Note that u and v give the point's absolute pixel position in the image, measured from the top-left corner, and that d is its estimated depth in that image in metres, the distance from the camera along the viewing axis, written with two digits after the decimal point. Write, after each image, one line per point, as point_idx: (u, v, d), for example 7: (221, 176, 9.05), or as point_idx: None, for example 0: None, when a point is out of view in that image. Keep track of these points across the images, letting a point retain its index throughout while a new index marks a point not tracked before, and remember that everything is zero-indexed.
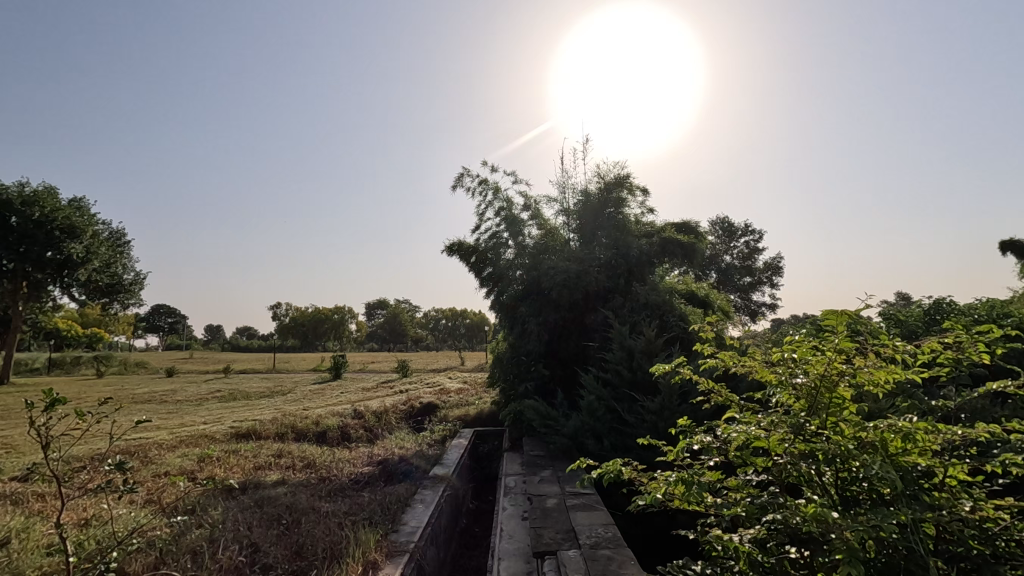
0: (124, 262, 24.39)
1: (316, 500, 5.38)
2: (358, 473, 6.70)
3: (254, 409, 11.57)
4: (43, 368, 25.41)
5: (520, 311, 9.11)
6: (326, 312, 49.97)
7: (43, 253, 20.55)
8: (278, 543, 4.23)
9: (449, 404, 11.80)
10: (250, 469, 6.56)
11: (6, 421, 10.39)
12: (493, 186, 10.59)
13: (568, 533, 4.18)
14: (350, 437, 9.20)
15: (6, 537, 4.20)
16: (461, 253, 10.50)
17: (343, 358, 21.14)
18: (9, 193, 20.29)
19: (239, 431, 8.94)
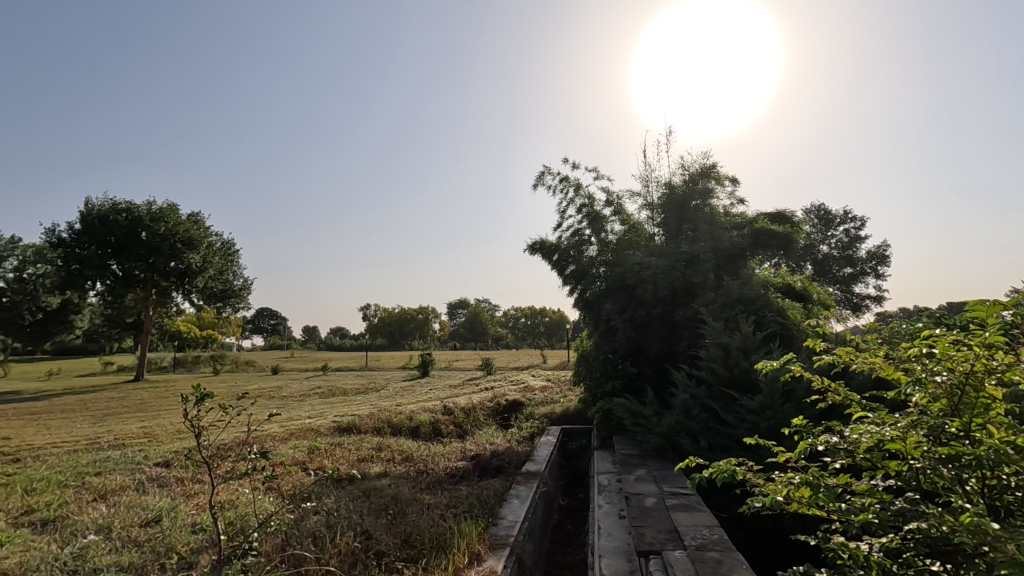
0: (234, 270, 26.60)
1: (418, 492, 5.63)
2: (452, 468, 6.94)
3: (352, 405, 12.28)
4: (170, 366, 28.33)
5: (604, 308, 9.00)
6: (410, 312, 52.18)
7: (168, 263, 22.91)
8: (388, 531, 4.47)
9: (534, 402, 11.87)
10: (355, 461, 7.00)
11: (146, 414, 11.68)
12: (574, 182, 10.52)
13: (671, 534, 4.09)
14: (441, 432, 9.54)
15: (159, 515, 4.76)
16: (543, 252, 10.50)
17: (430, 356, 21.89)
18: (141, 211, 22.79)
19: (341, 425, 9.53)
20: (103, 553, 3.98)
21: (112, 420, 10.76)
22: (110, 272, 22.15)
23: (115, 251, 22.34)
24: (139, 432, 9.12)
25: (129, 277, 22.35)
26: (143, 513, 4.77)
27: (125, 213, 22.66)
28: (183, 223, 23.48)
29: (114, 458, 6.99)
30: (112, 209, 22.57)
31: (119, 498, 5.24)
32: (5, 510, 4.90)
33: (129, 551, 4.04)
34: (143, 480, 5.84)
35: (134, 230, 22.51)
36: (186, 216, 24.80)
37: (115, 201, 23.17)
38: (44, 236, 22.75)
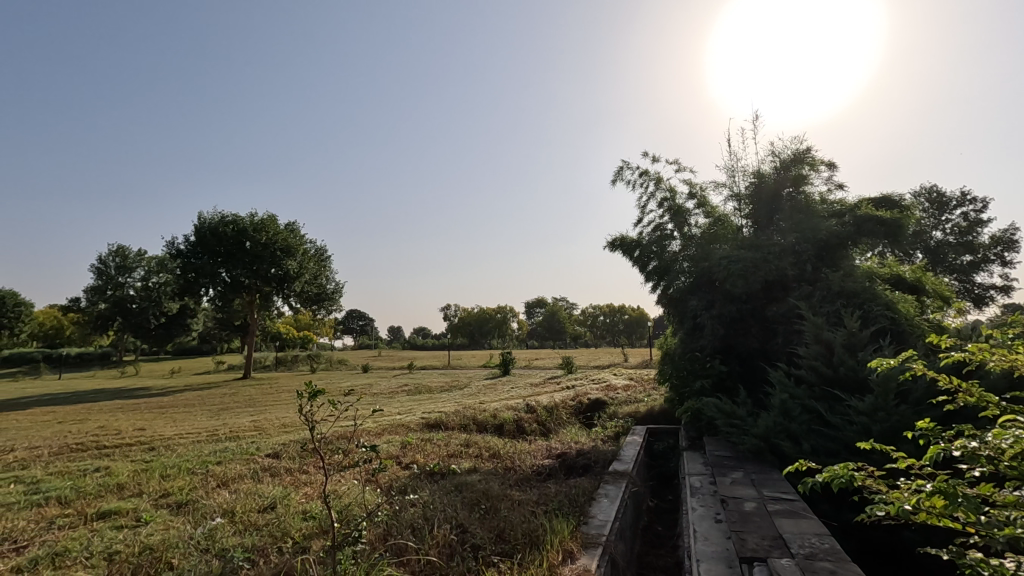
0: (327, 275, 28.32)
1: (508, 488, 5.73)
2: (539, 465, 6.99)
3: (438, 402, 12.69)
4: (273, 365, 30.64)
5: (690, 304, 8.69)
6: (489, 311, 53.34)
7: (269, 269, 24.82)
8: (482, 526, 4.58)
9: (618, 401, 11.67)
10: (445, 456, 7.25)
11: (255, 409, 12.71)
12: (654, 176, 10.25)
13: (776, 541, 3.88)
14: (525, 430, 9.65)
15: (274, 501, 5.18)
16: (624, 248, 10.32)
17: (511, 355, 22.19)
18: (245, 222, 24.84)
19: (430, 422, 9.88)
20: (229, 535, 4.39)
21: (228, 414, 11.83)
22: (221, 279, 24.35)
23: (225, 259, 24.46)
24: (251, 425, 9.96)
25: (237, 283, 24.42)
26: (260, 500, 5.21)
27: (232, 224, 24.77)
28: (281, 233, 25.33)
29: (232, 448, 7.69)
30: (221, 222, 24.73)
31: (239, 485, 5.75)
32: (148, 493, 5.53)
33: (250, 533, 4.42)
34: (257, 470, 6.37)
35: (240, 240, 24.56)
36: (284, 226, 26.69)
37: (223, 214, 25.36)
38: (166, 248, 25.35)
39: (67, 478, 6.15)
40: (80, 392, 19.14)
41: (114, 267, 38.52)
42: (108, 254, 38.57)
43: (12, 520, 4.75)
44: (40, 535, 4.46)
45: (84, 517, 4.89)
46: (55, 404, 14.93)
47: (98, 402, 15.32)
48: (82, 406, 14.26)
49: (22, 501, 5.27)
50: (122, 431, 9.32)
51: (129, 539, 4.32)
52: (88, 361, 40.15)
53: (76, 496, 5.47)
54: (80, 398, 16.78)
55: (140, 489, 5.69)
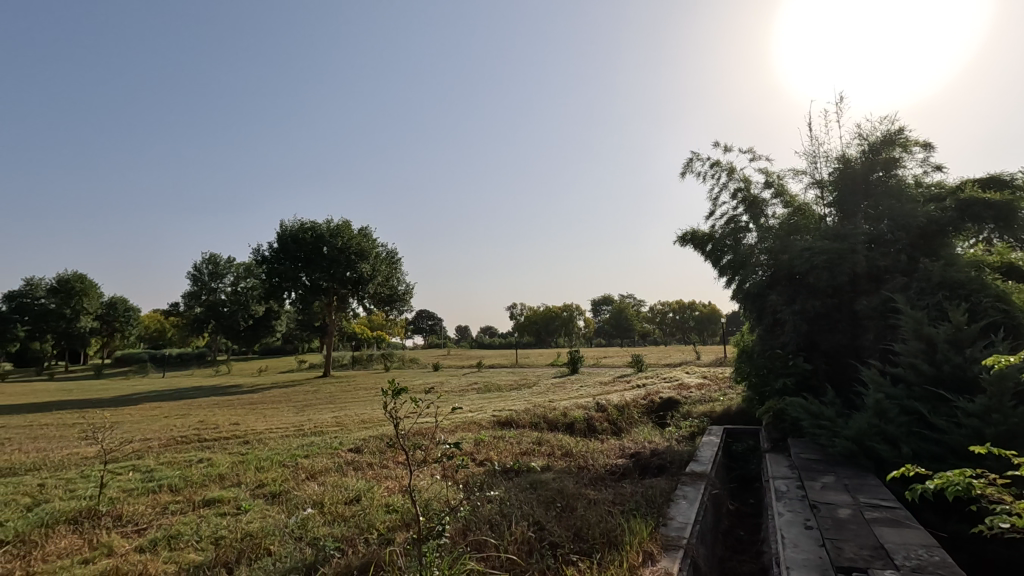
0: (399, 276, 29.28)
1: (583, 488, 5.70)
2: (612, 465, 6.90)
3: (508, 400, 12.81)
4: (350, 363, 32.08)
5: (769, 299, 8.30)
6: (555, 310, 53.35)
7: (345, 273, 26.03)
8: (559, 524, 4.58)
9: (692, 401, 11.30)
10: (518, 454, 7.32)
11: (336, 406, 13.35)
12: (726, 166, 9.84)
13: (876, 551, 3.62)
14: (596, 429, 9.57)
15: (358, 494, 5.42)
16: (695, 243, 9.98)
17: (579, 353, 22.05)
18: (323, 229, 26.20)
19: (501, 420, 10.00)
20: (319, 525, 4.64)
21: (312, 411, 12.53)
22: (302, 283, 25.80)
23: (305, 264, 25.90)
24: (333, 421, 10.47)
25: (316, 286, 25.79)
26: (346, 493, 5.47)
27: (311, 231, 26.17)
28: (356, 237, 26.51)
29: (317, 443, 8.13)
30: (301, 229, 26.18)
31: (325, 478, 6.07)
32: (246, 483, 5.95)
33: (339, 524, 4.65)
34: (342, 464, 6.69)
35: (318, 246, 25.93)
36: (357, 231, 27.89)
37: (303, 221, 26.85)
38: (252, 255, 27.15)
39: (176, 467, 6.72)
40: (182, 389, 20.90)
41: (208, 273, 41.68)
42: (203, 262, 41.80)
43: (133, 504, 5.26)
44: (157, 519, 4.91)
45: (192, 503, 5.34)
46: (161, 399, 16.40)
47: (197, 398, 16.69)
48: (184, 402, 15.56)
49: (140, 487, 5.82)
50: (219, 425, 10.08)
51: (231, 525, 4.67)
52: (187, 361, 43.70)
53: (184, 484, 5.97)
54: (182, 395, 18.31)
55: (238, 479, 6.13)
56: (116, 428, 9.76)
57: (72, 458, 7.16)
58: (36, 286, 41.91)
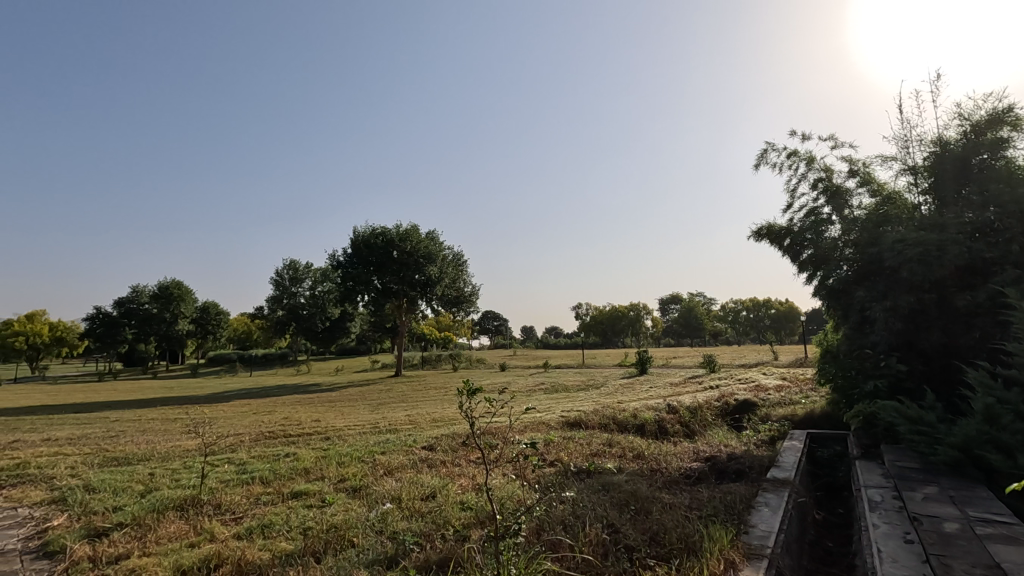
0: (465, 278, 29.79)
1: (657, 491, 5.56)
2: (687, 468, 6.69)
3: (575, 401, 12.73)
4: (419, 363, 33.01)
5: (856, 295, 7.75)
6: (622, 309, 52.49)
7: (413, 275, 26.82)
8: (634, 527, 4.50)
9: (770, 403, 10.76)
10: (588, 455, 7.25)
11: (408, 405, 13.78)
12: (805, 156, 9.30)
13: (991, 570, 3.31)
14: (667, 431, 9.32)
15: (433, 491, 5.57)
16: (771, 237, 9.49)
17: (647, 353, 21.58)
18: (392, 233, 27.15)
19: (569, 420, 9.95)
20: (398, 520, 4.81)
21: (385, 409, 13.01)
22: (373, 286, 26.85)
23: (376, 268, 26.94)
24: (406, 419, 10.82)
25: (387, 289, 26.77)
26: (421, 489, 5.64)
27: (381, 235, 27.17)
28: (423, 241, 27.27)
29: (393, 440, 8.43)
30: (372, 234, 27.21)
31: (402, 474, 6.28)
32: (329, 477, 6.27)
33: (416, 519, 4.80)
34: (416, 461, 6.90)
35: (388, 250, 26.88)
36: (425, 234, 28.65)
37: (374, 227, 27.95)
38: (327, 260, 28.52)
39: (266, 461, 7.18)
40: (267, 387, 22.32)
41: (288, 278, 44.15)
42: (284, 268, 44.34)
43: (230, 494, 5.67)
44: (250, 509, 5.26)
45: (281, 495, 5.68)
46: (251, 397, 17.60)
47: (281, 396, 17.77)
48: (270, 399, 16.63)
49: (235, 478, 6.27)
50: (302, 422, 10.69)
51: (317, 517, 4.93)
52: (271, 362, 46.51)
53: (273, 477, 6.36)
54: (268, 393, 19.52)
55: (321, 473, 6.46)
56: (212, 423, 10.56)
57: (176, 450, 7.82)
58: (142, 292, 46.31)
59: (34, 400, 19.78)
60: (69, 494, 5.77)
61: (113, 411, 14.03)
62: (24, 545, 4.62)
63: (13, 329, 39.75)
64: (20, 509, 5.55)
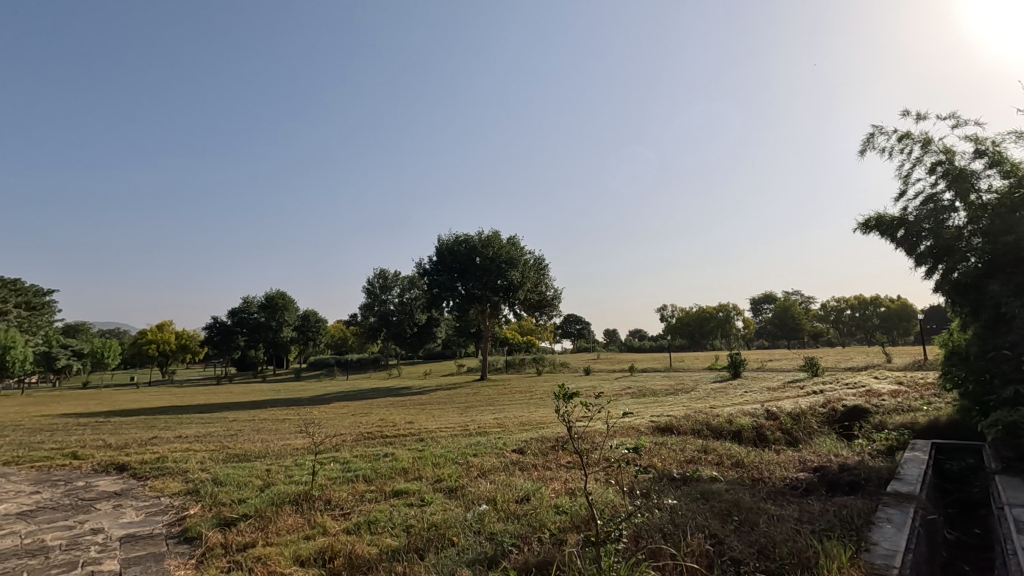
0: (547, 282, 29.77)
1: (762, 501, 5.25)
2: (793, 479, 6.28)
3: (665, 406, 12.35)
4: (504, 367, 33.47)
5: (989, 290, 6.92)
6: (710, 310, 50.36)
7: (496, 280, 27.21)
8: (739, 539, 4.28)
9: (885, 409, 9.84)
10: (682, 461, 7.02)
11: (496, 408, 14.01)
12: (919, 137, 8.44)
13: None
14: (767, 439, 8.80)
15: (527, 494, 5.61)
16: (882, 229, 8.63)
17: (741, 356, 20.52)
18: (475, 240, 27.78)
19: (660, 425, 9.68)
20: (494, 521, 4.89)
21: (474, 412, 13.30)
22: (457, 292, 27.58)
23: (460, 275, 27.62)
24: (495, 423, 10.99)
25: (471, 295, 27.39)
26: (515, 491, 5.70)
27: (464, 242, 27.88)
28: (505, 246, 27.63)
29: (484, 443, 8.60)
30: (455, 242, 28.01)
31: (494, 476, 6.40)
32: (427, 477, 6.51)
33: (512, 521, 4.87)
34: (508, 463, 7.00)
35: (471, 256, 27.50)
36: (507, 240, 29.03)
37: (457, 235, 28.74)
38: (414, 268, 29.66)
39: (368, 460, 7.59)
40: (362, 390, 23.54)
41: (378, 287, 46.37)
42: (375, 277, 46.63)
43: (337, 490, 6.04)
44: (357, 505, 5.57)
45: (383, 494, 5.97)
46: (349, 399, 18.71)
47: (377, 398, 18.74)
48: (367, 402, 17.58)
49: (342, 476, 6.68)
50: (397, 424, 11.17)
51: (417, 516, 5.12)
52: (364, 367, 49.04)
53: (375, 475, 6.71)
54: (364, 396, 20.61)
55: (420, 473, 6.72)
56: (319, 425, 11.31)
57: (288, 448, 8.46)
58: (251, 303, 50.61)
59: (167, 402, 22.13)
60: (201, 486, 6.41)
61: (233, 412, 15.41)
62: (168, 530, 5.18)
63: (148, 338, 44.80)
64: (162, 498, 6.24)
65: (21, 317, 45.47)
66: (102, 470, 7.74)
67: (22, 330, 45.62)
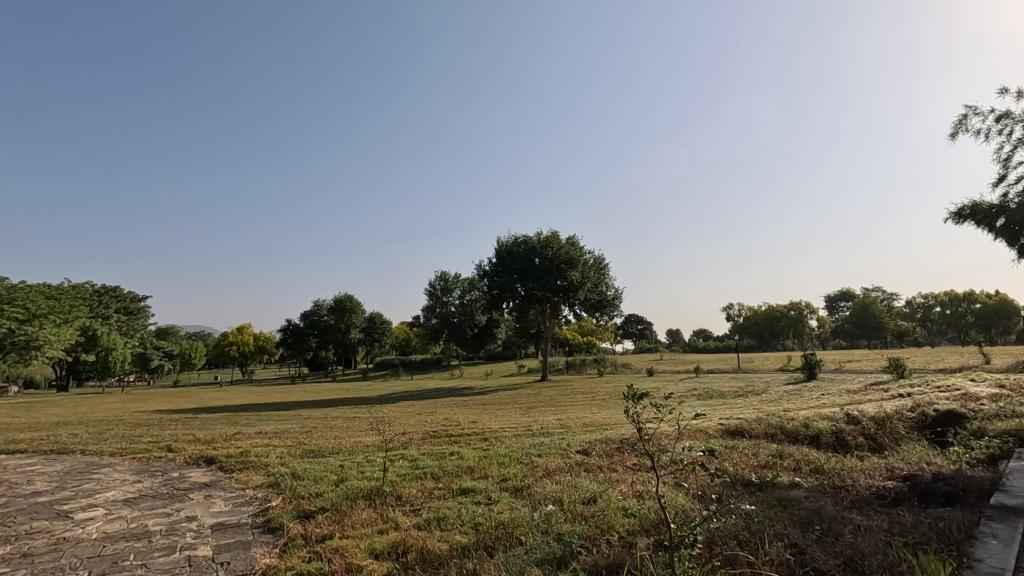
0: (607, 281, 29.38)
1: (846, 511, 4.94)
2: (880, 487, 5.87)
3: (734, 408, 11.89)
4: (564, 367, 33.33)
5: None
6: (781, 309, 47.97)
7: (556, 281, 27.16)
8: (823, 550, 4.05)
9: (985, 415, 9.01)
10: (756, 466, 6.73)
11: (558, 408, 13.98)
12: (1020, 116, 7.71)
13: None
14: (848, 444, 8.28)
15: (593, 496, 5.55)
16: (978, 218, 7.94)
17: (816, 356, 19.44)
18: (534, 241, 27.85)
19: (730, 428, 9.33)
20: (562, 521, 4.88)
21: (537, 412, 13.33)
22: (517, 293, 27.74)
23: (520, 276, 27.76)
24: (558, 423, 10.98)
25: (531, 296, 27.49)
26: (581, 492, 5.66)
27: (524, 243, 28.02)
28: (564, 247, 27.53)
29: (547, 443, 8.60)
30: (515, 243, 28.22)
31: (560, 477, 6.38)
32: (492, 476, 6.58)
33: (579, 522, 4.83)
34: (573, 464, 6.95)
35: (530, 257, 27.58)
36: (566, 240, 28.92)
37: (517, 236, 28.94)
38: (475, 270, 30.10)
39: (434, 458, 7.77)
40: (426, 390, 24.12)
41: (440, 289, 47.36)
42: (436, 279, 47.57)
43: (407, 487, 6.22)
44: (427, 502, 5.72)
45: (451, 491, 6.09)
46: (414, 399, 19.27)
47: (441, 398, 19.17)
48: (432, 401, 18.02)
49: (410, 473, 6.88)
50: (462, 423, 11.38)
51: (485, 514, 5.18)
52: (427, 367, 50.25)
53: (442, 473, 6.86)
54: (429, 395, 21.17)
55: (485, 472, 6.81)
56: (387, 423, 11.71)
57: (360, 445, 8.79)
58: (321, 306, 53.09)
59: (248, 399, 23.64)
60: (281, 480, 6.78)
61: (308, 410, 16.23)
62: (253, 520, 5.52)
63: (229, 340, 47.95)
64: (247, 490, 6.65)
65: (120, 321, 49.82)
66: (194, 462, 8.36)
67: (122, 333, 49.96)
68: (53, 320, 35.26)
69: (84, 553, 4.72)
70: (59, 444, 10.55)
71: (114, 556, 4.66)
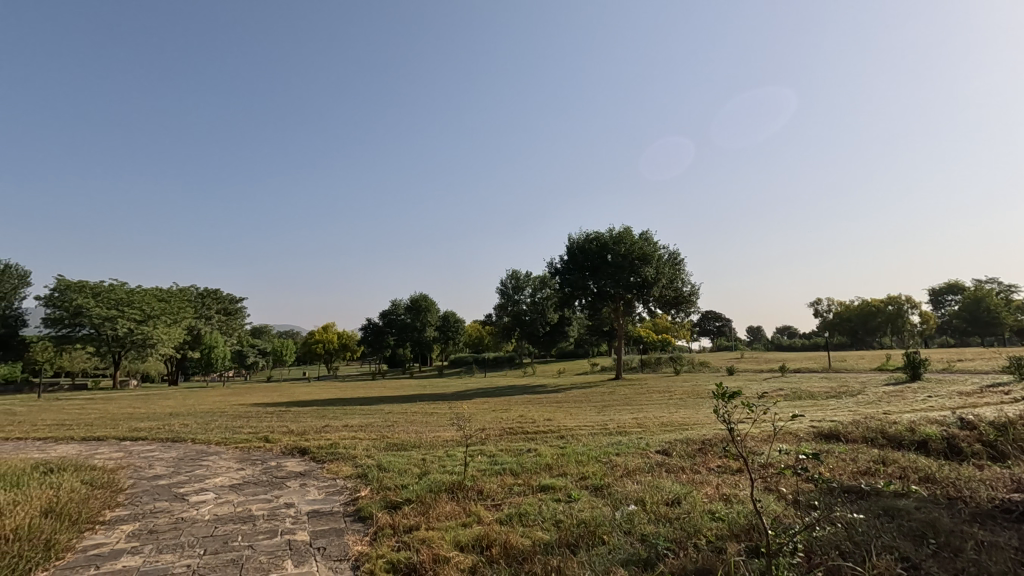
0: (683, 277, 28.41)
1: (964, 524, 4.49)
2: (1004, 499, 5.30)
3: (827, 410, 11.12)
4: (638, 366, 32.61)
5: None
6: (878, 304, 44.34)
7: (628, 278, 26.63)
8: (940, 566, 3.70)
9: None
10: (855, 472, 6.27)
11: (634, 407, 13.71)
12: None
13: None
14: (962, 451, 7.53)
15: (677, 497, 5.39)
16: None
17: (920, 355, 17.81)
18: (605, 238, 27.46)
19: (823, 431, 8.74)
20: (645, 522, 4.78)
21: (613, 411, 13.12)
22: (589, 291, 27.47)
23: (591, 273, 27.47)
24: (635, 422, 10.77)
25: (603, 293, 27.15)
26: (665, 494, 5.51)
27: (595, 240, 27.69)
28: (637, 243, 26.93)
29: (625, 442, 8.45)
30: (586, 240, 27.98)
31: (641, 476, 6.25)
32: (571, 474, 6.55)
33: (664, 524, 4.71)
34: (654, 465, 6.78)
35: (602, 254, 27.21)
36: (639, 235, 28.28)
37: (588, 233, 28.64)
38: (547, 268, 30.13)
39: (512, 455, 7.84)
40: (500, 388, 24.45)
41: (511, 287, 47.78)
42: (507, 278, 48.02)
43: (487, 482, 6.32)
44: (508, 497, 5.78)
45: (530, 488, 6.13)
46: (489, 395, 19.60)
47: (515, 395, 19.37)
48: (506, 398, 18.25)
49: (490, 468, 6.99)
50: (537, 420, 11.43)
51: (566, 512, 5.17)
52: (500, 364, 50.88)
53: (521, 469, 6.92)
54: (503, 392, 21.43)
55: (564, 470, 6.79)
56: (464, 419, 11.98)
57: (439, 440, 9.04)
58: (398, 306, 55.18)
59: (334, 394, 25.01)
60: (368, 471, 7.10)
61: (389, 405, 16.92)
62: (344, 508, 5.82)
63: (315, 338, 50.93)
64: (338, 480, 7.02)
65: (221, 321, 54.26)
66: (289, 452, 8.94)
67: (222, 332, 54.38)
68: (164, 320, 38.95)
69: (199, 533, 5.17)
70: (174, 432, 11.65)
71: (225, 536, 5.07)
